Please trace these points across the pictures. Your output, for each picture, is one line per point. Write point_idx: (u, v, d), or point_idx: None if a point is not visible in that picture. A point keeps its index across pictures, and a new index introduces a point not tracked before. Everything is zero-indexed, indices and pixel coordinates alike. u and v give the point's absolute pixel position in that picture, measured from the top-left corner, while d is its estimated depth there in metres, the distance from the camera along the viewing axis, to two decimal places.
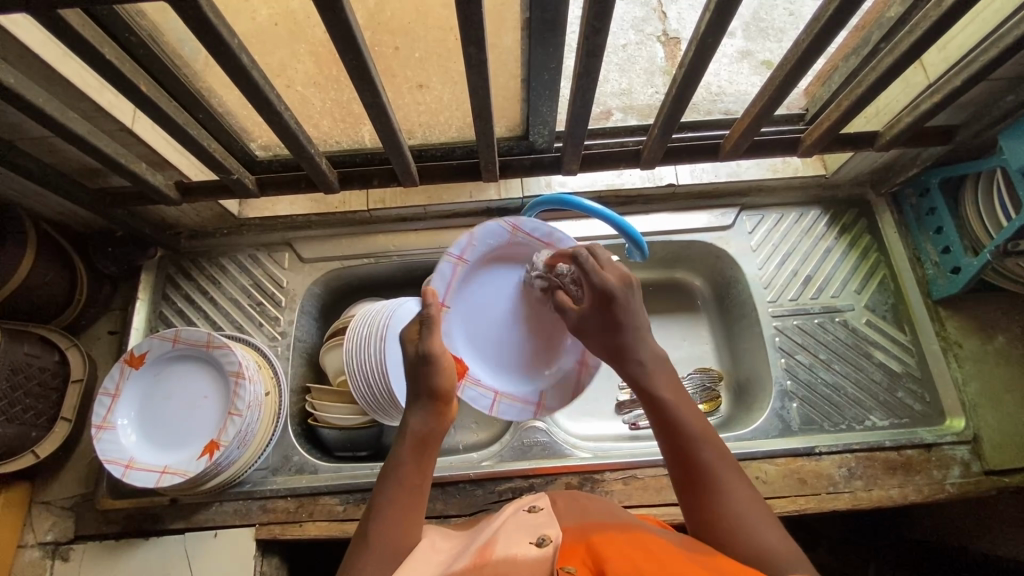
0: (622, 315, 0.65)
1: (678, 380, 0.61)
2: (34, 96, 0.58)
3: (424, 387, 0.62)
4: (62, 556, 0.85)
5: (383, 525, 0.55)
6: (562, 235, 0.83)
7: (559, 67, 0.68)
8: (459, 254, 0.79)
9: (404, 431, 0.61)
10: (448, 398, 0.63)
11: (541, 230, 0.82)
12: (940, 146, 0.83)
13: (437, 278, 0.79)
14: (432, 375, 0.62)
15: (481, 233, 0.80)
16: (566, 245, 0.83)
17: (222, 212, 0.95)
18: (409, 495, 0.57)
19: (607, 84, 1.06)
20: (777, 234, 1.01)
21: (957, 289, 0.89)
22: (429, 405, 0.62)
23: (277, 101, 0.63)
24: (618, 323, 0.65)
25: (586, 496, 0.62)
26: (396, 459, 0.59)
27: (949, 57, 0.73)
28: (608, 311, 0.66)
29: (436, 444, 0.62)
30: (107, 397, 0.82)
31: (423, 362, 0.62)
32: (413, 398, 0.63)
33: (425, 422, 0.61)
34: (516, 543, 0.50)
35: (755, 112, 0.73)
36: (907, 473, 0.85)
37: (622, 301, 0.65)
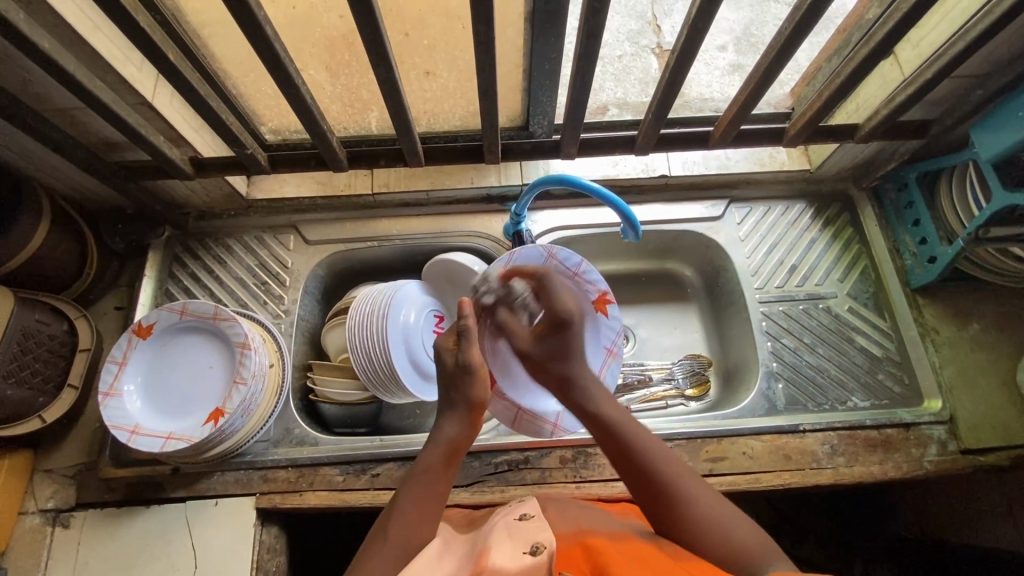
0: (573, 344, 0.75)
1: (617, 401, 0.70)
2: (65, 62, 0.61)
3: (460, 397, 0.68)
4: (62, 523, 0.86)
5: (402, 525, 0.59)
6: (589, 268, 0.90)
7: (559, 56, 0.74)
8: (500, 270, 0.86)
9: (438, 439, 0.65)
10: (480, 409, 0.68)
11: (574, 261, 0.89)
12: (916, 140, 0.89)
13: (474, 289, 0.87)
14: (471, 386, 0.67)
15: (521, 254, 0.87)
16: (593, 279, 0.90)
17: (231, 191, 0.98)
18: (431, 497, 0.62)
19: (604, 91, 1.10)
20: (764, 226, 1.05)
21: (933, 276, 0.93)
22: (463, 414, 0.67)
23: (295, 74, 0.67)
24: (567, 353, 0.74)
25: (570, 507, 0.67)
26: (425, 465, 0.63)
27: (922, 53, 0.78)
28: (561, 340, 0.75)
29: (463, 453, 0.66)
30: (115, 364, 0.84)
31: (463, 372, 0.68)
32: (448, 406, 0.68)
33: (456, 430, 0.66)
34: (511, 552, 0.53)
35: (741, 100, 0.79)
36: (887, 451, 0.89)
37: (575, 328, 0.76)
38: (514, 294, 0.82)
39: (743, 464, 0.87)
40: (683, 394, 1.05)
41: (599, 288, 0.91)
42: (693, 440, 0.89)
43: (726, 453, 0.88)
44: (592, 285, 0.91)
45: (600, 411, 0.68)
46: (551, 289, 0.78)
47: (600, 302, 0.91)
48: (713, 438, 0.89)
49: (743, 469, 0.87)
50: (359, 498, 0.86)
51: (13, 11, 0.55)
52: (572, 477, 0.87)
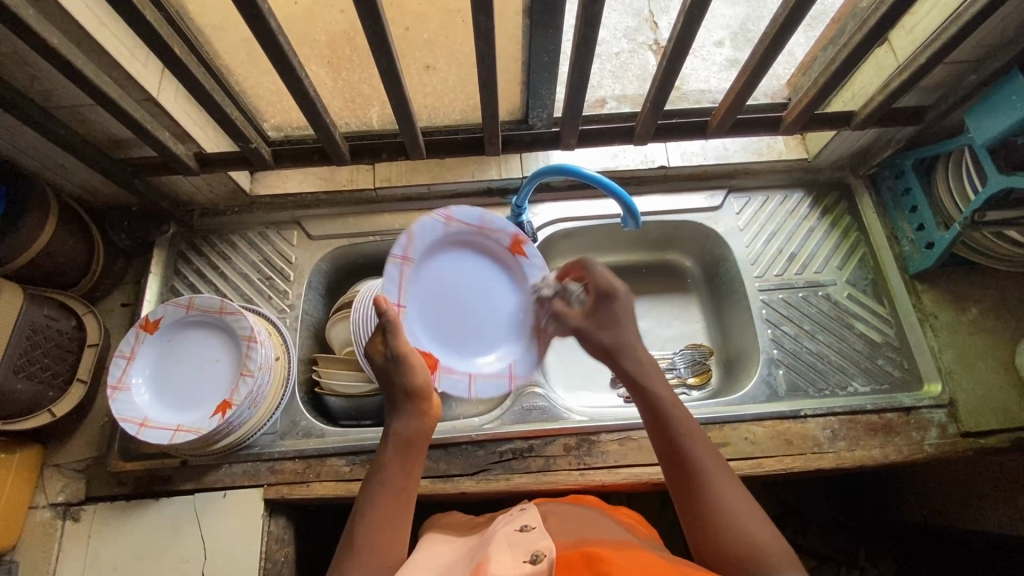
0: (623, 314, 0.73)
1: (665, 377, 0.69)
2: (73, 58, 0.63)
3: (399, 388, 0.68)
4: (73, 516, 0.87)
5: (371, 530, 0.59)
6: (493, 216, 0.91)
7: (558, 48, 0.75)
8: (402, 253, 0.84)
9: (388, 433, 0.66)
10: (425, 397, 0.69)
11: (473, 216, 0.89)
12: (912, 126, 0.90)
13: (387, 282, 0.84)
14: (407, 375, 0.68)
15: (418, 231, 0.86)
16: (501, 225, 0.91)
17: (235, 188, 1.00)
18: (397, 496, 0.62)
19: (602, 89, 1.11)
20: (763, 215, 1.06)
21: (931, 263, 0.94)
22: (410, 407, 0.68)
23: (298, 66, 0.68)
24: (619, 324, 0.73)
25: (576, 520, 0.64)
26: (383, 462, 0.65)
27: (916, 40, 0.79)
28: (609, 310, 0.73)
29: (421, 443, 0.67)
30: (123, 359, 0.85)
31: (395, 364, 0.69)
32: (392, 402, 0.69)
33: (407, 423, 0.67)
34: (509, 562, 0.50)
35: (738, 88, 0.80)
36: (887, 434, 0.90)
37: (623, 303, 0.73)
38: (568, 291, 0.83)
39: (745, 450, 0.88)
40: (685, 383, 1.06)
41: (509, 232, 0.91)
42: None
43: (728, 439, 0.89)
44: (503, 232, 0.91)
45: (646, 384, 0.67)
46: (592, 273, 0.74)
47: (516, 246, 0.92)
48: (715, 424, 0.90)
49: (745, 454, 0.88)
50: None
51: (23, 6, 0.56)
52: (576, 464, 0.88)
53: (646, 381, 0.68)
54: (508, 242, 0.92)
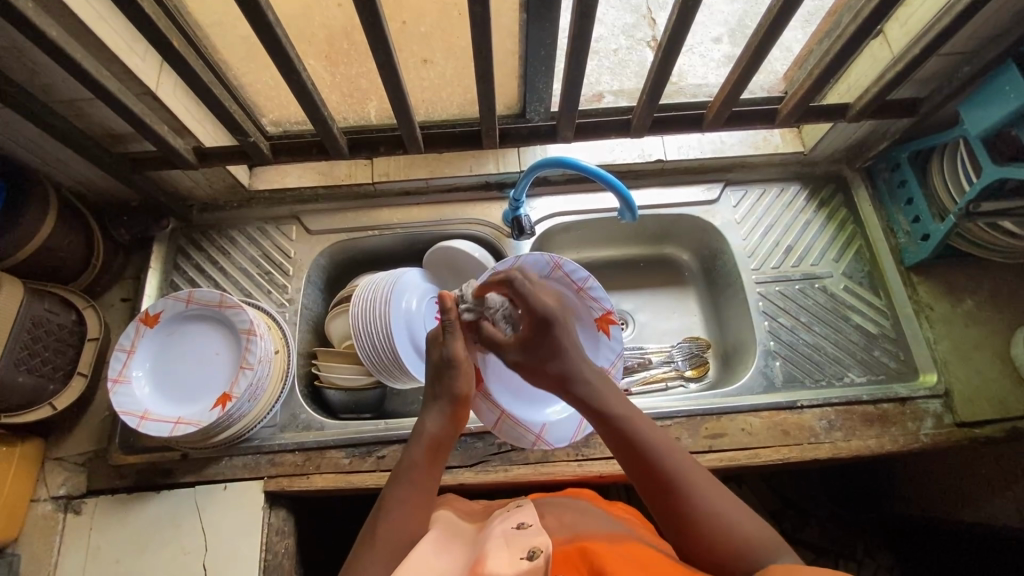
0: (566, 337, 0.70)
1: (620, 394, 0.68)
2: (71, 50, 0.63)
3: (445, 391, 0.69)
4: (74, 509, 0.87)
5: (393, 524, 0.60)
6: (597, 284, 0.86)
7: (554, 42, 0.76)
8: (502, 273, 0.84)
9: (421, 433, 0.67)
10: (462, 404, 0.70)
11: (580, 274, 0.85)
12: (907, 118, 0.90)
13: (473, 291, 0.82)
14: (457, 382, 0.69)
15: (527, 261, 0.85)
16: (599, 296, 0.86)
17: (233, 183, 1.00)
18: (420, 495, 0.63)
19: (601, 85, 1.11)
20: (759, 208, 1.07)
21: (926, 254, 0.95)
22: (445, 409, 0.69)
23: (296, 59, 0.69)
24: (563, 350, 0.69)
25: (572, 508, 0.65)
26: (410, 461, 0.65)
27: (910, 31, 0.79)
28: (552, 335, 0.70)
29: (446, 447, 0.67)
30: (123, 352, 0.86)
31: (448, 366, 0.69)
32: (432, 401, 0.69)
33: (438, 426, 0.67)
34: (505, 559, 0.51)
35: (733, 79, 0.80)
36: (883, 425, 0.90)
37: (562, 324, 0.71)
38: (490, 307, 0.75)
39: (742, 441, 0.89)
40: (683, 375, 1.07)
41: (604, 305, 0.87)
42: (692, 418, 0.90)
43: (726, 430, 0.90)
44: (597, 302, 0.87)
45: (602, 404, 0.66)
46: (520, 291, 0.73)
47: (603, 320, 0.88)
48: (712, 416, 0.91)
49: (742, 445, 0.89)
50: (365, 479, 0.87)
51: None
52: (574, 456, 0.89)
53: (601, 398, 0.66)
54: (597, 314, 0.88)
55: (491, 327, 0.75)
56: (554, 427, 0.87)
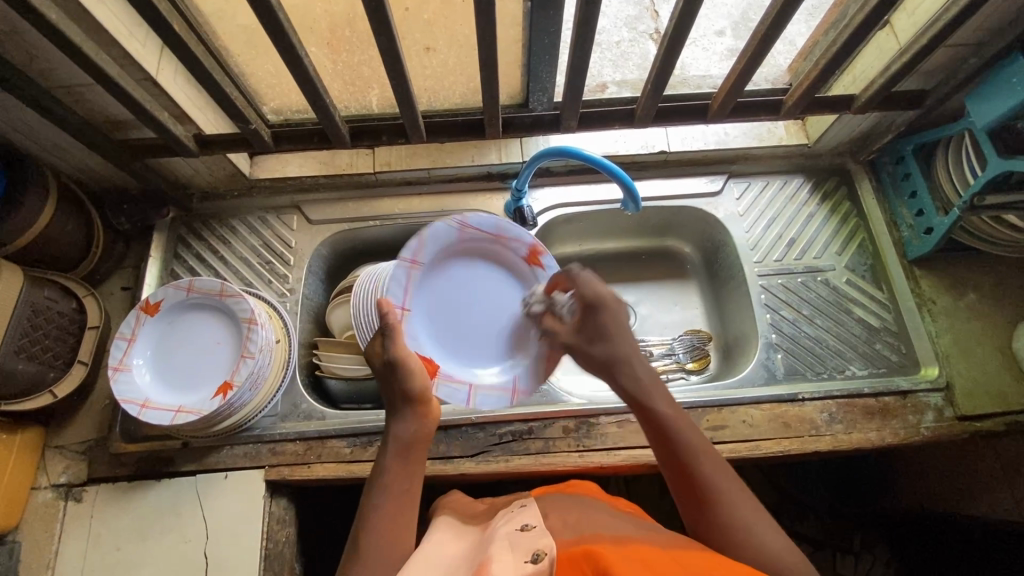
0: (610, 324, 0.69)
1: (666, 391, 0.66)
2: (70, 33, 0.62)
3: (399, 394, 0.68)
4: (75, 497, 0.87)
5: (374, 534, 0.59)
6: (509, 224, 0.90)
7: (558, 31, 0.75)
8: (412, 257, 0.83)
9: (388, 438, 0.66)
10: (425, 400, 0.68)
11: (491, 223, 0.89)
12: (912, 110, 0.90)
13: (393, 283, 0.82)
14: (407, 381, 0.68)
15: (430, 234, 0.85)
16: (518, 234, 0.90)
17: (234, 171, 0.99)
18: (400, 499, 0.62)
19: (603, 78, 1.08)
20: (762, 201, 1.06)
21: (929, 248, 0.94)
22: (408, 411, 0.67)
23: (298, 45, 0.68)
24: (607, 336, 0.69)
25: (574, 507, 0.65)
26: (384, 466, 0.64)
27: (918, 22, 0.78)
28: (597, 324, 0.70)
29: (420, 445, 0.67)
30: (123, 341, 0.85)
31: (393, 369, 0.68)
32: (392, 408, 0.68)
33: (406, 427, 0.66)
34: (510, 563, 0.51)
35: (739, 69, 0.79)
36: (884, 418, 0.90)
37: (615, 313, 0.70)
38: (556, 303, 0.81)
39: (743, 432, 0.89)
40: (684, 368, 1.07)
41: (526, 241, 0.91)
42: (693, 410, 0.90)
43: (726, 422, 0.90)
44: (518, 241, 0.91)
45: (646, 400, 0.64)
46: (578, 281, 0.72)
47: (532, 256, 0.92)
48: (713, 408, 0.91)
49: (743, 437, 0.89)
50: (366, 469, 0.87)
51: None
52: (576, 446, 0.89)
53: (647, 393, 0.65)
54: (525, 253, 0.92)
55: (552, 319, 0.80)
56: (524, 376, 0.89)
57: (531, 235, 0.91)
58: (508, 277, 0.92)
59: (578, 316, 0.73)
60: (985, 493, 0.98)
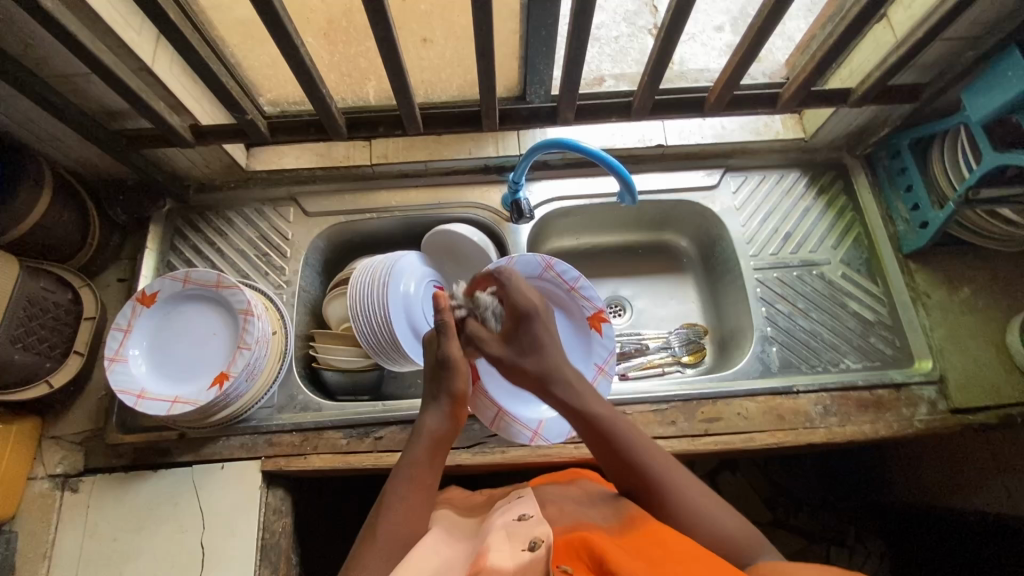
0: (542, 334, 0.71)
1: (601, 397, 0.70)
2: (65, 20, 0.62)
3: (443, 390, 0.70)
4: (72, 487, 0.87)
5: (392, 521, 0.60)
6: (586, 283, 0.93)
7: (555, 23, 0.75)
8: None
9: (421, 430, 0.67)
10: (461, 402, 0.70)
11: (571, 275, 0.93)
12: (908, 104, 0.90)
13: None
14: (453, 378, 0.69)
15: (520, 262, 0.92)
16: (590, 295, 0.93)
17: (231, 163, 0.99)
18: (419, 489, 0.63)
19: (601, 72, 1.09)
20: (759, 194, 1.06)
21: (924, 242, 0.95)
22: (444, 407, 0.69)
23: (294, 34, 0.68)
24: (541, 346, 0.71)
25: (572, 497, 0.66)
26: (411, 458, 0.65)
27: (915, 14, 0.78)
28: (531, 330, 0.71)
29: (446, 444, 0.68)
30: (120, 331, 0.85)
31: (444, 366, 0.69)
32: (431, 399, 0.70)
33: (438, 422, 0.68)
34: (508, 551, 0.51)
35: (736, 61, 0.79)
36: (878, 410, 0.91)
37: (543, 319, 0.72)
38: (480, 306, 0.75)
39: (738, 425, 0.89)
40: (679, 361, 1.07)
41: (594, 304, 0.93)
42: (688, 402, 0.91)
43: (721, 414, 0.90)
44: (588, 301, 0.94)
45: (585, 409, 0.67)
46: (508, 287, 0.73)
47: (595, 319, 0.94)
48: (708, 400, 0.91)
49: (738, 429, 0.89)
50: (363, 460, 0.88)
51: None
52: (571, 438, 0.89)
53: (587, 403, 0.68)
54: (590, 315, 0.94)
55: (477, 325, 0.74)
56: (550, 423, 0.90)
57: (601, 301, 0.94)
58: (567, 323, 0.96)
59: (507, 325, 0.73)
60: (977, 486, 0.99)
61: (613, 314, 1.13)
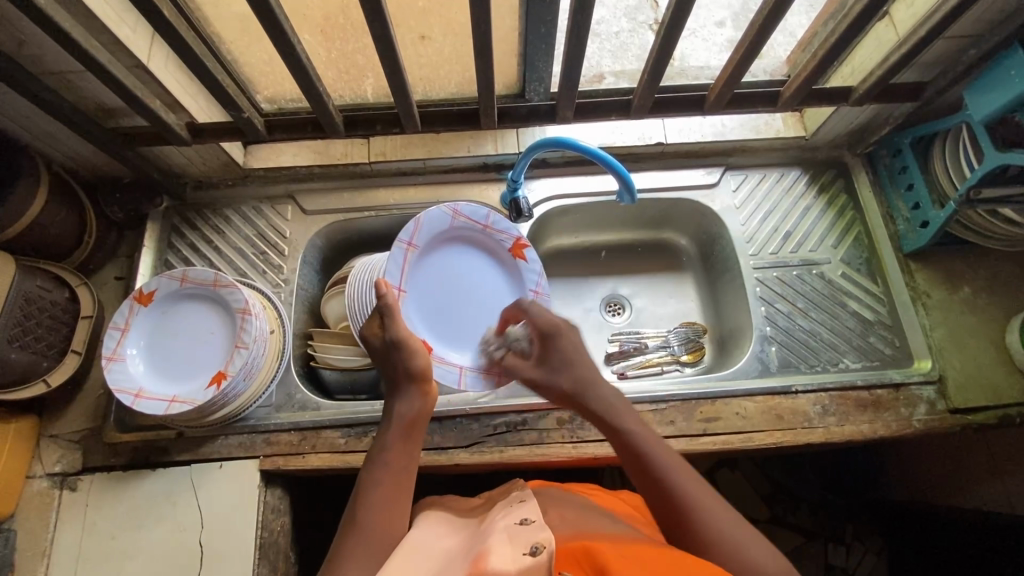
0: (570, 352, 0.75)
1: (635, 412, 0.69)
2: (59, 18, 0.62)
3: (404, 371, 0.71)
4: (70, 486, 0.88)
5: (372, 512, 0.60)
6: (498, 217, 0.94)
7: (554, 20, 0.75)
8: (408, 240, 0.87)
9: (391, 414, 0.68)
10: (426, 379, 0.71)
11: (479, 214, 0.93)
12: (910, 103, 0.90)
13: (390, 264, 0.86)
14: (409, 358, 0.71)
15: (426, 218, 0.88)
16: (505, 227, 0.94)
17: (228, 160, 0.99)
18: (397, 475, 0.64)
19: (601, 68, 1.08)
20: (759, 193, 1.06)
21: (924, 241, 0.94)
22: (411, 389, 0.70)
23: (291, 32, 0.67)
24: (568, 360, 0.74)
25: (574, 506, 0.65)
26: (384, 441, 0.66)
27: (917, 12, 0.78)
28: (556, 346, 0.75)
29: (421, 425, 0.69)
30: (117, 330, 0.85)
31: (396, 346, 0.72)
32: (395, 385, 0.71)
33: (407, 404, 0.69)
34: (508, 555, 0.51)
35: (736, 60, 0.79)
36: (877, 410, 0.91)
37: (568, 335, 0.76)
38: (511, 338, 0.86)
39: (736, 424, 0.89)
40: (678, 360, 1.07)
41: (511, 235, 0.95)
42: (686, 402, 0.91)
43: (720, 414, 0.90)
44: (506, 233, 0.95)
45: (615, 422, 0.67)
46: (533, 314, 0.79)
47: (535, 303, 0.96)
48: (707, 400, 0.91)
49: (736, 428, 0.89)
50: (360, 459, 0.88)
51: None
52: (569, 437, 0.89)
53: (617, 418, 0.67)
54: (511, 244, 0.96)
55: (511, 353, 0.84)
56: None
57: (518, 230, 0.96)
58: (494, 263, 0.97)
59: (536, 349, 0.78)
60: (975, 485, 0.99)
61: (612, 312, 1.13)
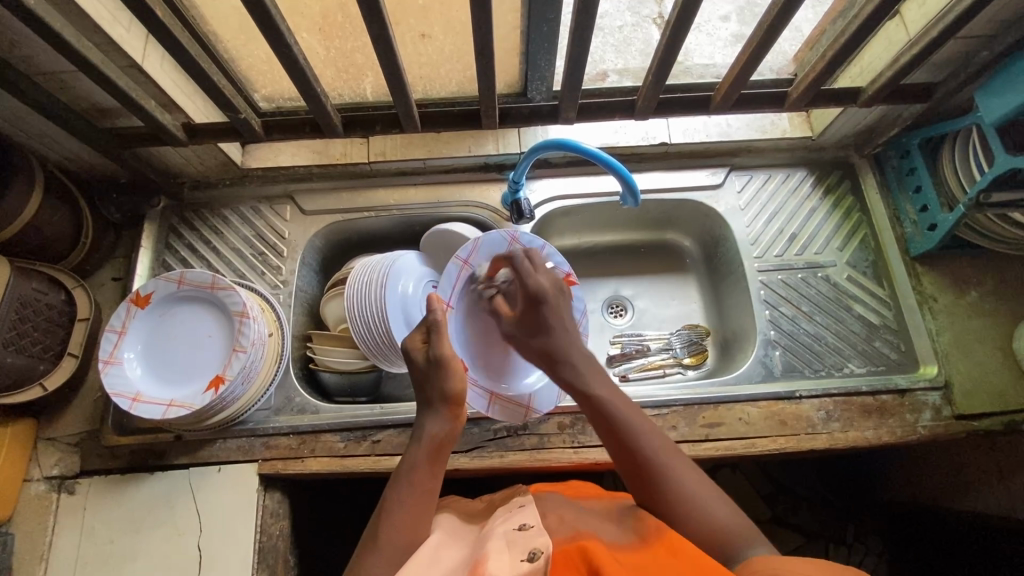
0: (550, 317, 0.75)
1: (604, 374, 0.71)
2: (51, 18, 0.60)
3: (437, 392, 0.68)
4: (68, 489, 0.87)
5: (393, 531, 0.59)
6: (552, 250, 0.90)
7: (557, 18, 0.73)
8: (465, 257, 0.86)
9: (420, 435, 0.66)
10: (459, 404, 0.69)
11: (537, 243, 0.89)
12: (920, 103, 0.88)
13: (444, 279, 0.86)
14: (445, 381, 0.68)
15: (486, 240, 0.87)
16: (558, 261, 0.89)
17: (225, 160, 0.97)
18: (422, 496, 0.63)
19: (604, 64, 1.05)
20: (765, 194, 1.04)
21: (932, 245, 0.93)
22: (441, 410, 0.68)
23: (287, 33, 0.66)
24: (547, 326, 0.74)
25: (574, 505, 0.65)
26: (411, 463, 0.64)
27: (929, 12, 0.76)
28: (542, 314, 0.75)
29: (448, 448, 0.67)
30: (114, 333, 0.84)
31: (437, 367, 0.68)
32: (426, 404, 0.69)
33: (439, 426, 0.67)
34: (506, 562, 0.51)
35: (742, 61, 0.77)
36: (881, 416, 0.90)
37: (552, 303, 0.75)
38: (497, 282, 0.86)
39: (739, 430, 0.88)
40: (681, 363, 1.06)
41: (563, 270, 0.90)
42: (688, 407, 0.90)
43: (722, 419, 0.89)
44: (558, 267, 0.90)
45: (586, 387, 0.69)
46: (522, 271, 0.78)
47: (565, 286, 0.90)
48: (709, 405, 0.90)
49: (739, 434, 0.88)
50: (359, 463, 0.87)
51: None
52: (570, 442, 0.88)
53: (587, 381, 0.70)
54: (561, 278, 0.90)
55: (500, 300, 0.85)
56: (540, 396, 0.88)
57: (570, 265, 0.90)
58: None
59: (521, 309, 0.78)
60: (978, 490, 0.99)
61: (615, 314, 1.12)
